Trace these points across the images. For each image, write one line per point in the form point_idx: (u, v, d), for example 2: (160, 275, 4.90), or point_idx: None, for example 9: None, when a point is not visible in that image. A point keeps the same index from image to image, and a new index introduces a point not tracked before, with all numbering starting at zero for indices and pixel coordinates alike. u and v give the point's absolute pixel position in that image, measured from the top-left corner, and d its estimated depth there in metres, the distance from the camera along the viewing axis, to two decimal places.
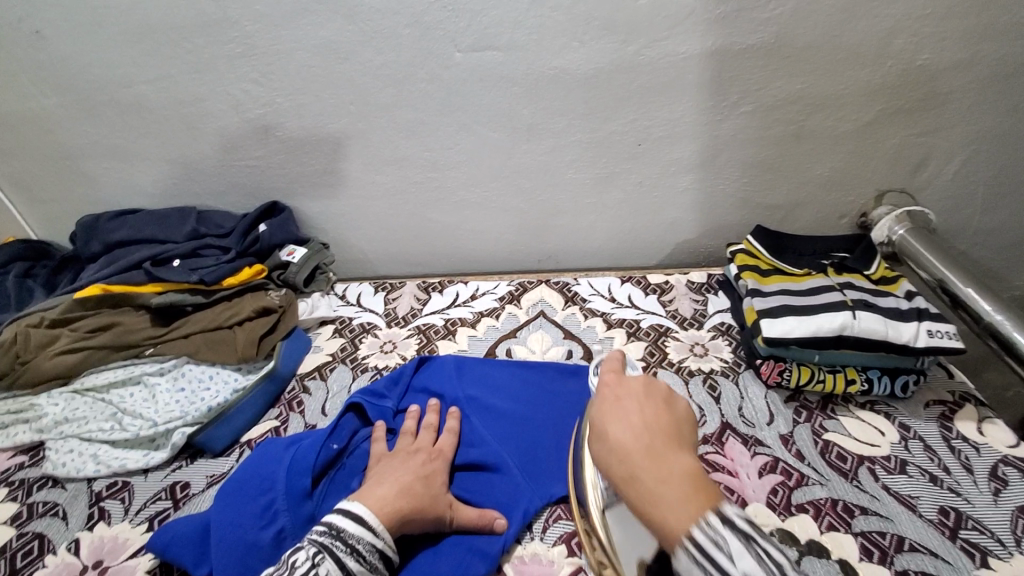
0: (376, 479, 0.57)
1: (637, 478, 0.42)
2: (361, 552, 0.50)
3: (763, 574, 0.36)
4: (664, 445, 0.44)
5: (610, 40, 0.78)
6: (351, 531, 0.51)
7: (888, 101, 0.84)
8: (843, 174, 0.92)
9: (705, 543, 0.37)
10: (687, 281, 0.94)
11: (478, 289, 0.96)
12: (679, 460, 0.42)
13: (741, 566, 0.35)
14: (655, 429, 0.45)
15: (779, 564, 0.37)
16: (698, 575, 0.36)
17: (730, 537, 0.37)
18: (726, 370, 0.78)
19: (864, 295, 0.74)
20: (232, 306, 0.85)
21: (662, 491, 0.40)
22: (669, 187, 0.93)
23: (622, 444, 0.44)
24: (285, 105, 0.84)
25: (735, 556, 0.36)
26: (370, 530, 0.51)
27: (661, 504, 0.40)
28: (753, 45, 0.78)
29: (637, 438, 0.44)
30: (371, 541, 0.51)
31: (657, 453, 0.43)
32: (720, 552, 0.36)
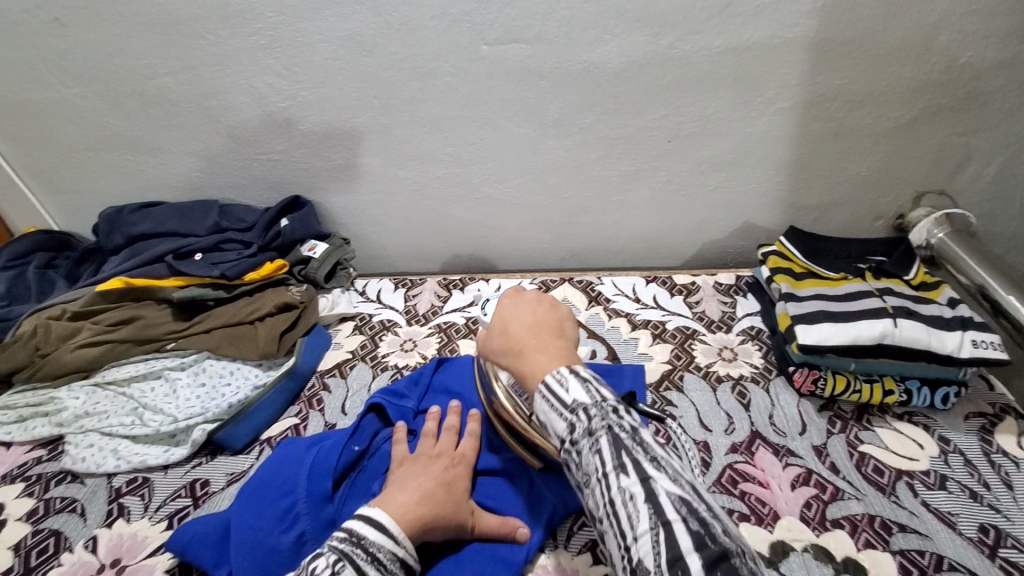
0: (399, 484, 0.56)
1: (520, 348, 0.53)
2: (382, 561, 0.49)
3: (588, 399, 0.45)
4: (545, 332, 0.55)
5: (642, 33, 0.75)
6: (372, 539, 0.49)
7: (930, 100, 0.81)
8: (881, 174, 0.88)
9: (552, 383, 0.48)
10: (714, 283, 0.91)
11: (500, 287, 0.94)
12: (552, 340, 0.54)
13: (572, 394, 0.46)
14: (538, 325, 0.55)
15: (606, 396, 0.46)
16: (542, 405, 0.47)
17: (570, 380, 0.47)
18: (756, 377, 0.76)
19: (904, 301, 0.71)
20: (253, 302, 0.84)
21: (532, 362, 0.51)
22: (698, 185, 0.90)
23: (510, 332, 0.55)
24: (307, 98, 0.83)
25: (570, 388, 0.47)
26: (392, 538, 0.50)
27: (534, 367, 0.51)
28: (790, 38, 0.75)
29: (524, 328, 0.55)
30: (392, 549, 0.50)
31: (540, 336, 0.54)
32: (560, 393, 0.47)
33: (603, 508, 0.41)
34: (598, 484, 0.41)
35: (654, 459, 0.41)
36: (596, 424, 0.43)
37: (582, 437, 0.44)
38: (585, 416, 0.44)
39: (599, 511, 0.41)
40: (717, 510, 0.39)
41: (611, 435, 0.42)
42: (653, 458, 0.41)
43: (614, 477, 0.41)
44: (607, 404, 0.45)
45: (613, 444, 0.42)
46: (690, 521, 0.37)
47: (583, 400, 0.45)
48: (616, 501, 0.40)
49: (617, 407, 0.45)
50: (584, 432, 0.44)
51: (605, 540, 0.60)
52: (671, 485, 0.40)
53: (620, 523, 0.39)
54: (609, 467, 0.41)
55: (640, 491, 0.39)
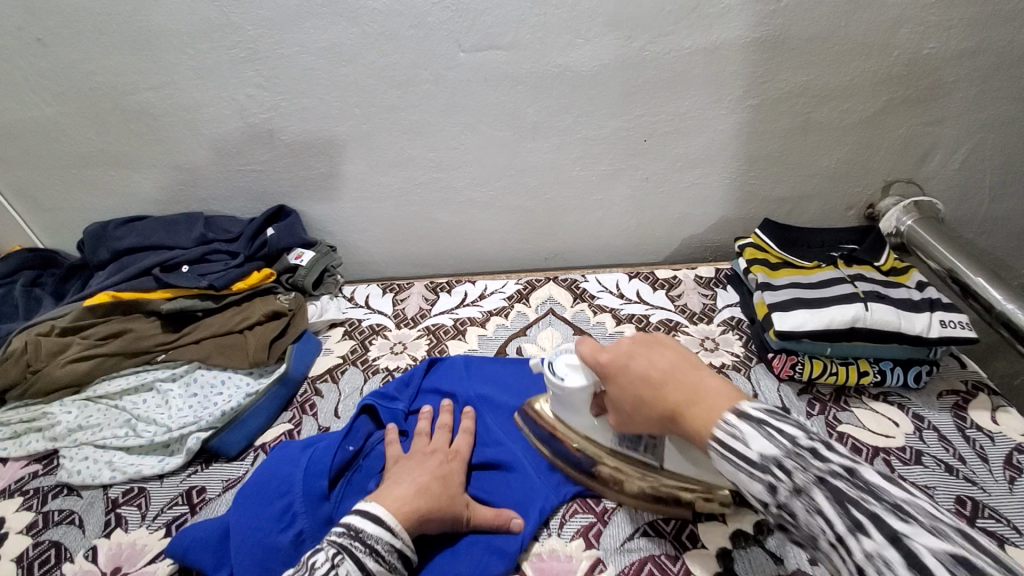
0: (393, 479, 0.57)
1: (673, 409, 0.50)
2: (381, 552, 0.50)
3: (777, 449, 0.43)
4: (687, 373, 0.52)
5: (614, 37, 0.78)
6: (370, 531, 0.51)
7: (892, 93, 0.84)
8: (850, 166, 0.92)
9: (724, 437, 0.46)
10: (695, 277, 0.94)
11: (486, 289, 0.96)
12: (702, 380, 0.51)
13: (756, 447, 0.44)
14: (674, 367, 0.52)
15: (793, 438, 0.44)
16: (727, 465, 0.46)
17: (743, 428, 0.45)
18: (738, 364, 0.78)
19: (875, 286, 0.74)
20: (242, 311, 0.85)
21: (695, 413, 0.49)
22: (675, 182, 0.92)
23: (644, 389, 0.52)
24: (290, 109, 0.85)
25: (749, 441, 0.45)
26: (389, 530, 0.51)
27: (699, 421, 0.48)
28: (757, 38, 0.78)
29: (660, 377, 0.52)
30: (389, 540, 0.51)
31: (681, 378, 0.51)
32: (739, 446, 0.45)
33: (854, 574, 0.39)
34: (836, 551, 0.40)
35: (894, 509, 0.39)
36: (804, 479, 0.42)
37: (791, 497, 0.42)
38: (784, 471, 0.43)
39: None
40: (998, 556, 0.36)
41: (824, 487, 0.41)
42: (894, 509, 0.39)
43: (854, 541, 0.39)
44: (799, 449, 0.43)
45: (833, 501, 0.40)
46: None
47: (773, 452, 0.43)
48: (865, 566, 0.38)
49: (809, 447, 0.43)
50: (793, 489, 0.42)
51: (598, 527, 0.60)
52: (934, 541, 0.36)
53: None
54: (841, 524, 0.39)
55: (897, 556, 0.37)
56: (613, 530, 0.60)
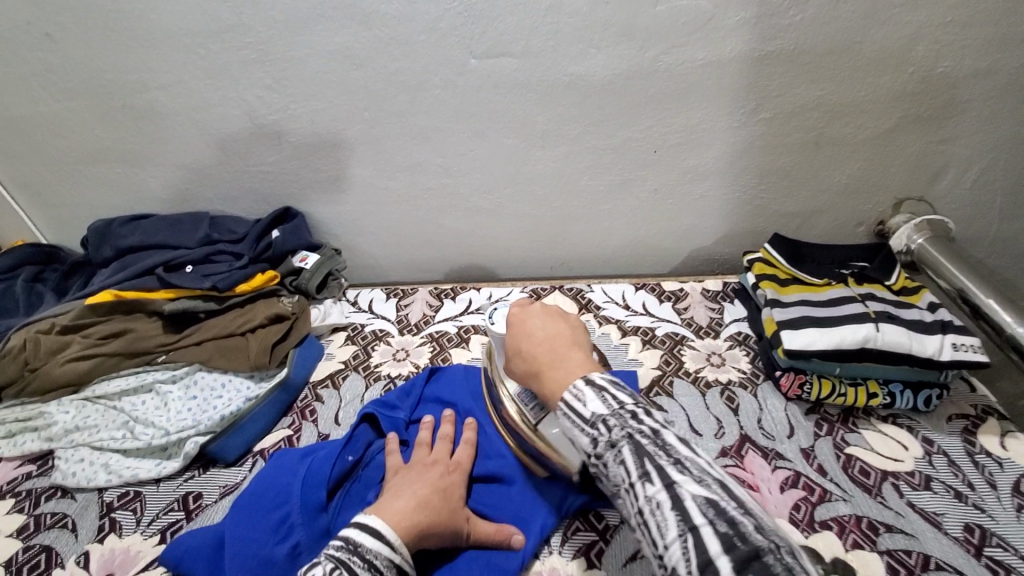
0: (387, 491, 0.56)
1: (538, 370, 0.53)
2: (379, 567, 0.48)
3: (605, 408, 0.45)
4: (561, 345, 0.54)
5: (627, 47, 0.77)
6: (369, 545, 0.49)
7: (906, 110, 0.83)
8: (861, 183, 0.91)
9: (570, 399, 0.47)
10: (702, 289, 0.93)
11: (491, 296, 0.95)
12: (570, 353, 0.53)
13: (591, 407, 0.45)
14: (555, 337, 0.55)
15: (621, 401, 0.45)
16: (564, 420, 0.47)
17: (588, 391, 0.46)
18: (744, 382, 0.76)
19: (886, 306, 0.72)
20: (244, 313, 0.84)
21: (553, 375, 0.51)
22: (684, 194, 0.92)
23: (525, 353, 0.55)
24: (298, 111, 0.84)
25: (587, 400, 0.46)
26: (388, 545, 0.50)
27: (554, 382, 0.51)
28: (771, 52, 0.78)
29: (539, 345, 0.55)
30: (388, 555, 0.49)
31: (557, 351, 0.53)
32: (577, 404, 0.46)
33: (636, 521, 0.40)
34: (626, 497, 0.41)
35: (677, 463, 0.40)
36: (617, 434, 0.43)
37: (605, 449, 0.43)
38: (605, 427, 0.44)
39: (632, 520, 0.41)
40: (750, 509, 0.38)
41: (630, 443, 0.42)
42: (677, 461, 0.40)
43: (638, 487, 0.40)
44: (624, 409, 0.44)
45: (635, 454, 0.41)
46: (719, 523, 0.36)
47: (602, 411, 0.45)
48: (646, 511, 0.39)
49: (630, 407, 0.44)
50: (606, 444, 0.43)
51: (600, 546, 0.59)
52: (698, 488, 0.38)
53: (652, 533, 0.38)
54: (634, 475, 0.41)
55: (667, 500, 0.38)
56: (615, 550, 0.59)
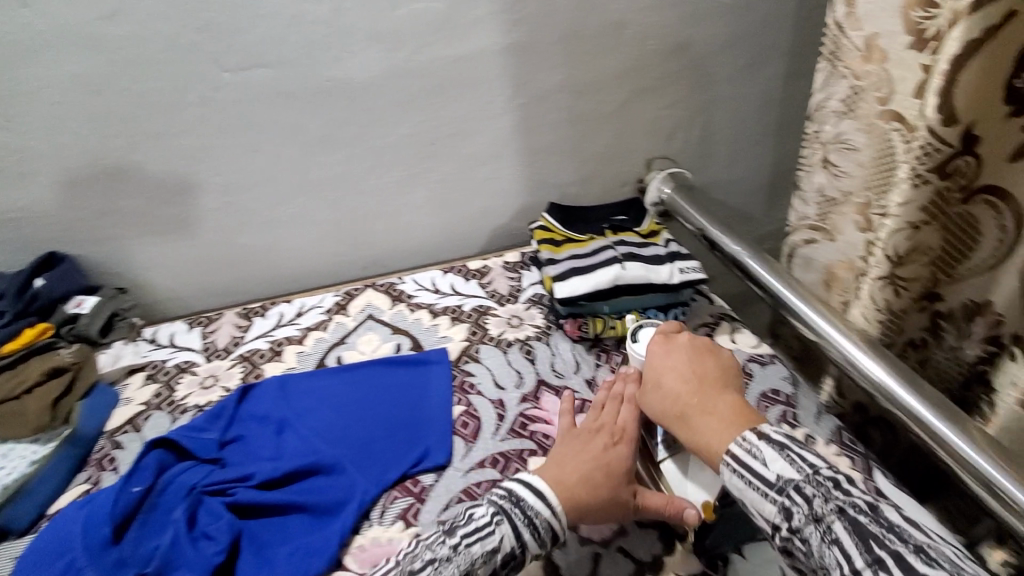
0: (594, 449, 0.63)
1: (683, 417, 0.61)
2: (537, 525, 0.55)
3: (796, 473, 0.52)
4: (705, 387, 0.63)
5: (380, 49, 0.82)
6: (530, 501, 0.56)
7: (633, 83, 0.99)
8: (616, 148, 1.06)
9: (744, 454, 0.54)
10: (503, 263, 1.02)
11: (304, 305, 0.95)
12: (718, 399, 0.61)
13: (775, 469, 0.52)
14: (701, 379, 0.64)
15: (811, 465, 0.52)
16: (740, 482, 0.54)
17: (767, 451, 0.53)
18: (539, 334, 0.86)
19: (632, 248, 0.86)
20: (15, 374, 0.76)
21: (705, 422, 0.59)
22: (471, 178, 1.00)
23: (672, 395, 0.64)
24: (38, 146, 0.77)
25: (769, 462, 0.53)
26: (549, 507, 0.56)
27: (708, 430, 0.59)
28: (512, 44, 0.88)
29: (682, 382, 0.64)
30: (548, 517, 0.56)
31: (700, 395, 0.62)
32: (758, 470, 0.53)
33: None
34: None
35: (915, 547, 0.46)
36: (822, 507, 0.49)
37: (807, 524, 0.49)
38: (802, 498, 0.50)
39: None
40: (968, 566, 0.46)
41: (844, 519, 0.48)
42: (916, 547, 0.46)
43: (870, 572, 0.45)
44: (818, 476, 0.51)
45: (852, 531, 0.47)
46: None
47: (794, 476, 0.51)
48: None
49: (828, 477, 0.51)
50: (810, 516, 0.49)
51: (417, 506, 0.64)
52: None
53: None
54: (858, 555, 0.46)
55: None
56: (431, 505, 0.64)
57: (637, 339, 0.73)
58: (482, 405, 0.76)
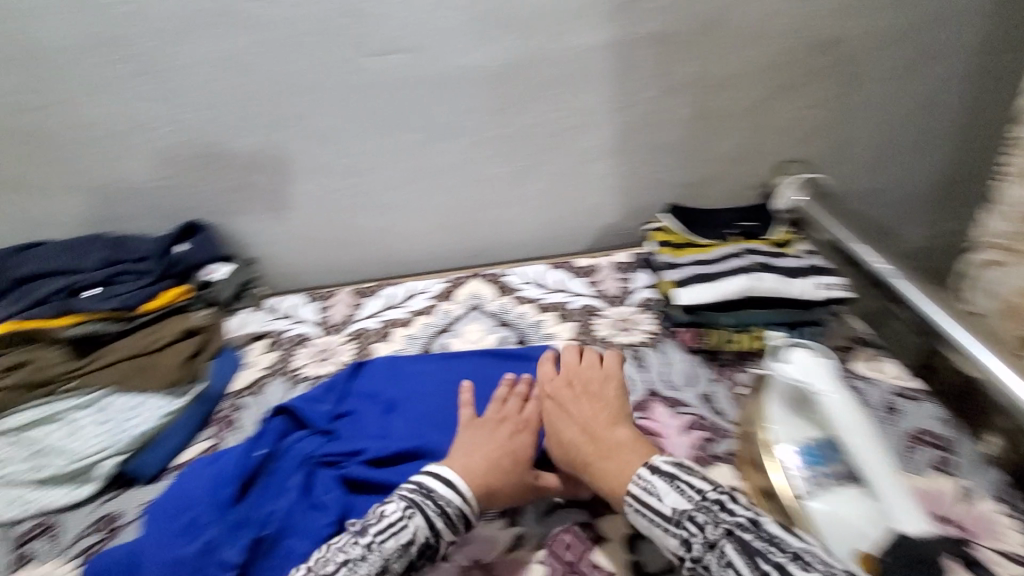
0: (494, 439, 0.62)
1: (584, 462, 0.59)
2: (449, 514, 0.54)
3: (688, 504, 0.50)
4: (597, 429, 0.60)
5: (513, 37, 0.81)
6: (440, 493, 0.55)
7: (772, 79, 0.91)
8: (744, 148, 0.98)
9: (641, 493, 0.52)
10: (612, 262, 0.98)
11: (413, 290, 0.96)
12: (615, 436, 0.59)
13: (669, 501, 0.50)
14: (589, 424, 0.61)
15: (700, 491, 0.50)
16: (643, 520, 0.52)
17: (659, 485, 0.52)
18: (650, 341, 0.81)
19: (764, 256, 0.80)
20: (155, 331, 0.82)
21: (602, 463, 0.57)
22: (587, 173, 0.96)
23: (571, 436, 0.61)
24: (194, 122, 0.83)
25: (664, 495, 0.51)
26: (459, 495, 0.55)
27: (614, 469, 0.56)
28: (647, 33, 0.84)
29: (578, 433, 0.61)
30: (459, 505, 0.55)
31: (597, 440, 0.59)
32: (655, 501, 0.51)
33: None
34: None
35: (795, 557, 0.44)
36: (715, 532, 0.47)
37: (705, 552, 0.47)
38: (695, 526, 0.48)
39: None
40: None
41: (733, 540, 0.46)
42: (795, 558, 0.44)
43: None
44: (707, 502, 0.49)
45: (740, 552, 0.45)
46: None
47: (685, 506, 0.50)
48: None
49: (715, 499, 0.49)
50: (704, 543, 0.47)
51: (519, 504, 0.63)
52: None
53: None
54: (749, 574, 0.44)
55: None
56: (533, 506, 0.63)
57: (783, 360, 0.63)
58: None
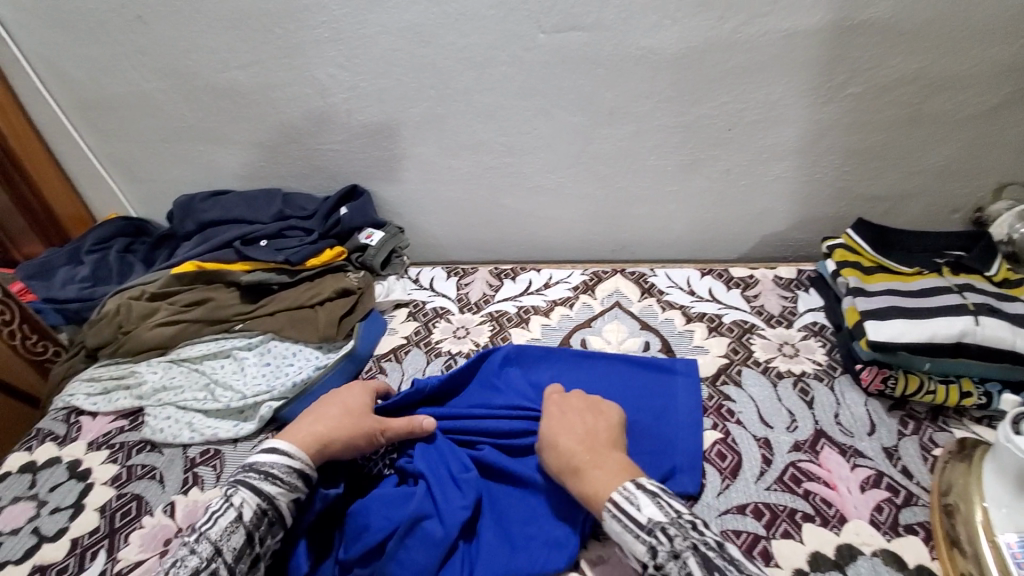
0: (344, 406, 0.64)
1: (576, 467, 0.54)
2: (277, 476, 0.55)
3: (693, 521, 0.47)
4: (598, 443, 0.56)
5: (704, 18, 0.73)
6: (264, 460, 0.56)
7: (1020, 84, 0.75)
8: (962, 164, 0.82)
9: (621, 500, 0.50)
10: (774, 277, 0.88)
11: (551, 277, 0.94)
12: (611, 453, 0.55)
13: (646, 512, 0.48)
14: (592, 435, 0.57)
15: (678, 510, 0.48)
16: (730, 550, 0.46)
17: (640, 496, 0.49)
18: (819, 374, 0.72)
19: (987, 298, 0.68)
20: (314, 286, 0.87)
21: (594, 473, 0.53)
22: (759, 175, 0.87)
23: (573, 441, 0.57)
24: (367, 89, 0.85)
25: (646, 503, 0.49)
26: (285, 455, 0.57)
27: (596, 481, 0.52)
28: (865, 20, 0.71)
29: (577, 442, 0.56)
30: (286, 463, 0.56)
31: (596, 450, 0.55)
32: (631, 508, 0.49)
33: None
34: None
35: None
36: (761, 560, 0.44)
37: (667, 560, 0.45)
38: (665, 537, 0.46)
39: None
40: None
41: (697, 555, 0.44)
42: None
43: None
44: (682, 520, 0.47)
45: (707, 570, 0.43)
46: None
47: (660, 518, 0.47)
48: None
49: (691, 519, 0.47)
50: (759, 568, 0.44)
51: None
52: None
53: None
54: None
55: None
56: None
57: (1020, 433, 0.53)
58: (744, 440, 0.66)
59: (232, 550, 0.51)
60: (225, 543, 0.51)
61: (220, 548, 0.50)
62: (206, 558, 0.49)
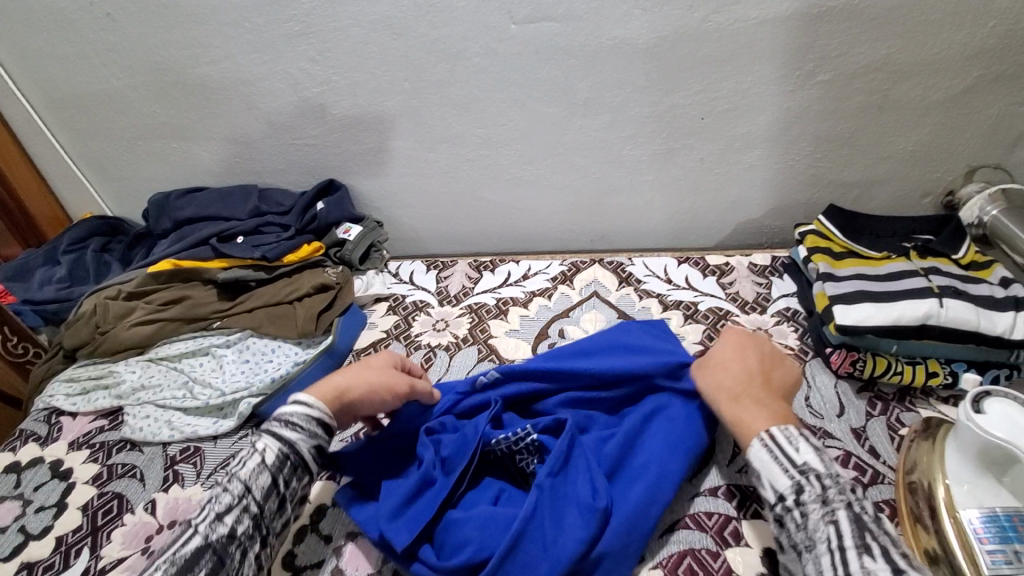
0: (366, 363, 0.62)
1: (732, 394, 0.55)
2: (296, 423, 0.54)
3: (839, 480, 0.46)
4: (757, 388, 0.55)
5: (674, 7, 0.73)
6: (286, 408, 0.55)
7: (986, 68, 0.75)
8: (931, 149, 0.83)
9: (779, 437, 0.49)
10: (749, 264, 0.89)
11: (530, 269, 0.94)
12: (772, 400, 0.53)
13: (804, 455, 0.47)
14: (756, 380, 0.56)
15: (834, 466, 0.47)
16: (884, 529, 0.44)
17: (801, 441, 0.48)
18: (791, 358, 0.74)
19: (952, 281, 0.69)
20: (292, 282, 0.87)
21: (749, 408, 0.53)
22: (733, 163, 0.87)
23: (738, 373, 0.56)
24: (341, 83, 0.85)
25: (800, 448, 0.48)
26: (304, 404, 0.55)
27: (750, 415, 0.52)
28: (833, 7, 0.72)
29: (736, 380, 0.56)
30: (304, 412, 0.54)
31: (754, 395, 0.54)
32: (789, 449, 0.48)
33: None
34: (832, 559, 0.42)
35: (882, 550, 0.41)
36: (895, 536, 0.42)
37: (814, 502, 0.44)
38: (818, 482, 0.45)
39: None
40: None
41: (849, 511, 0.43)
42: (901, 552, 0.41)
43: (854, 553, 0.41)
44: (840, 479, 0.46)
45: (852, 522, 0.42)
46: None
47: (817, 467, 0.46)
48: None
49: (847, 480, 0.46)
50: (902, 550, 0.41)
51: None
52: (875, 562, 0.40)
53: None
54: (849, 540, 0.42)
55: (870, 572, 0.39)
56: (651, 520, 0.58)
57: (981, 411, 0.54)
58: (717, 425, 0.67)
59: (261, 489, 0.50)
60: (253, 483, 0.50)
61: (249, 486, 0.49)
62: (237, 496, 0.49)
